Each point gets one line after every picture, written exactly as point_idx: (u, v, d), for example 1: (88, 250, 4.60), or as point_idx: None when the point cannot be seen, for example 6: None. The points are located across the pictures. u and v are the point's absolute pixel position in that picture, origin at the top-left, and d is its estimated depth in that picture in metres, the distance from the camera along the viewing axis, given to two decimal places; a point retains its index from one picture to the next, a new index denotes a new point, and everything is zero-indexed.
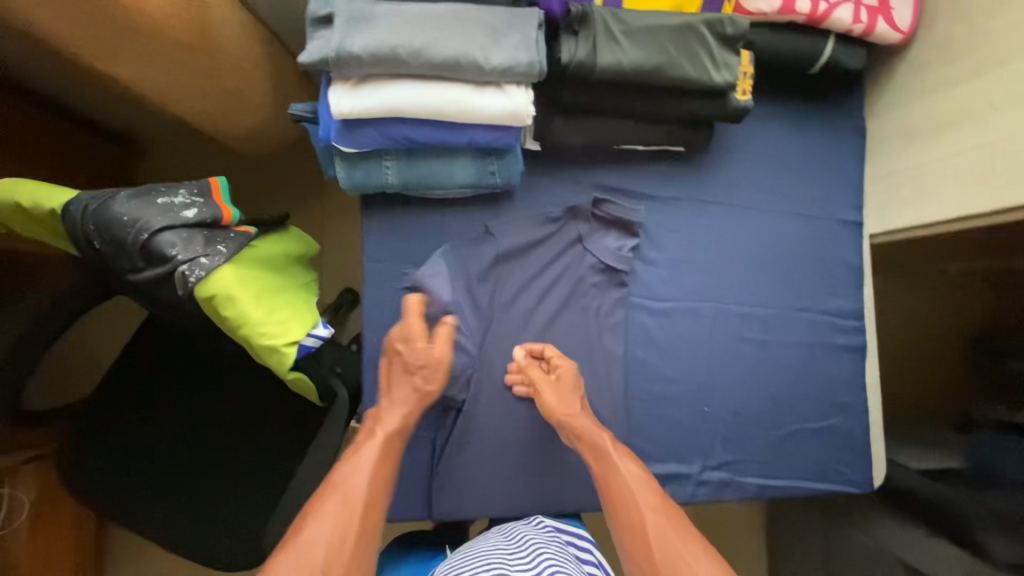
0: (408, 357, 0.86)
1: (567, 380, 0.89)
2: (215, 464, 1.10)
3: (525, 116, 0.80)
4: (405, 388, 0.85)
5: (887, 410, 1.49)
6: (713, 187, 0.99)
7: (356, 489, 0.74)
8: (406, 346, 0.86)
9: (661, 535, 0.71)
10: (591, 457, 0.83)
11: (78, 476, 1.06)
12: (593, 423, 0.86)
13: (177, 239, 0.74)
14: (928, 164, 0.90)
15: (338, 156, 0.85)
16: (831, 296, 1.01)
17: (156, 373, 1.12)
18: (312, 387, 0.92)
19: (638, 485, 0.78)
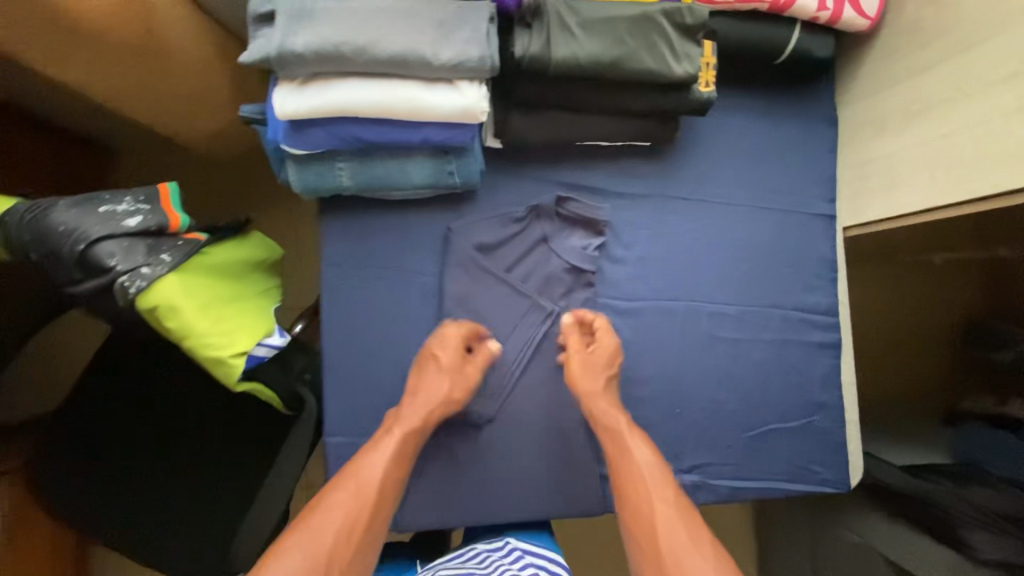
0: (447, 364, 0.84)
1: (600, 355, 0.88)
2: (185, 478, 1.06)
3: (478, 113, 0.77)
4: (433, 390, 0.83)
5: (872, 406, 1.46)
6: (682, 182, 0.97)
7: (370, 485, 0.74)
8: (446, 352, 0.85)
9: (669, 527, 0.69)
10: (608, 442, 0.82)
11: (46, 487, 1.04)
12: (615, 404, 0.85)
13: (118, 248, 0.71)
14: (898, 154, 0.87)
15: (289, 159, 0.83)
16: (805, 292, 0.98)
17: (121, 381, 1.08)
18: (273, 396, 0.89)
19: (652, 474, 0.76)
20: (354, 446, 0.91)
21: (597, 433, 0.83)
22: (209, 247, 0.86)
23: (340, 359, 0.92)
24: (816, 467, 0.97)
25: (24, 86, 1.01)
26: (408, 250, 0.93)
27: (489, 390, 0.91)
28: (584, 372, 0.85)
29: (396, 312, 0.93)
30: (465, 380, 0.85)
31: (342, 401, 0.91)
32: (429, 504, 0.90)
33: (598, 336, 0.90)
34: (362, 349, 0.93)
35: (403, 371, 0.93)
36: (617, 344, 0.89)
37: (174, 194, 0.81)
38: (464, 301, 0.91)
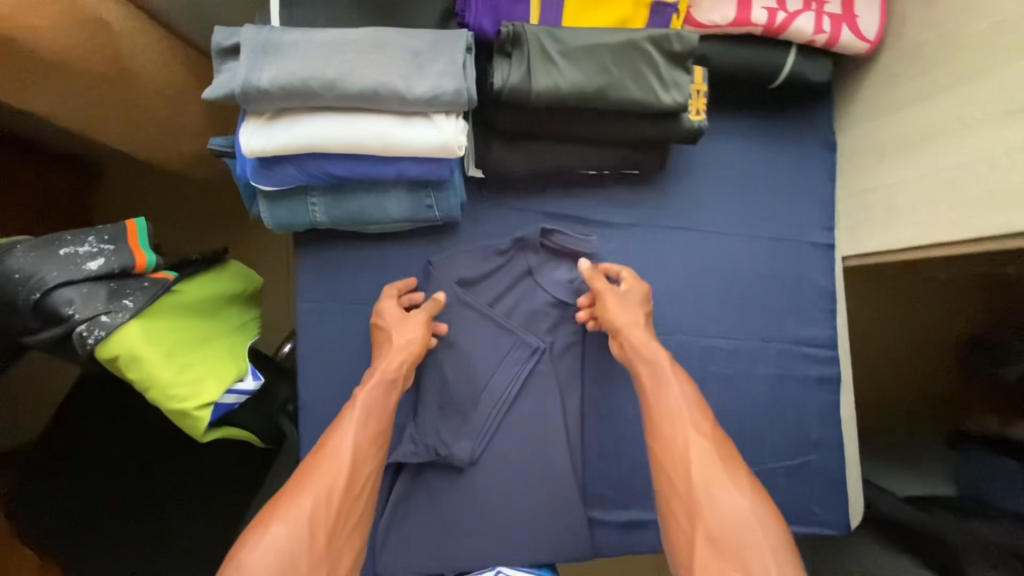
0: (388, 322, 0.82)
1: (632, 296, 0.82)
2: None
3: (456, 148, 0.73)
4: (387, 350, 0.79)
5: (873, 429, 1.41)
6: (673, 210, 0.93)
7: (344, 451, 0.69)
8: (388, 313, 0.82)
9: (704, 464, 0.66)
10: (643, 374, 0.75)
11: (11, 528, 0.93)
12: (647, 337, 0.78)
13: (77, 296, 0.68)
14: (900, 184, 0.83)
15: (260, 194, 0.79)
16: (803, 325, 0.94)
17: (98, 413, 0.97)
18: (249, 433, 0.86)
19: (688, 409, 0.71)
20: None
21: (632, 366, 0.77)
22: (179, 285, 0.82)
23: (318, 398, 0.89)
24: (815, 508, 0.94)
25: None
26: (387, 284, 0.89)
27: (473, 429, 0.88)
28: (619, 307, 0.79)
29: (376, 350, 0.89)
30: (409, 326, 0.81)
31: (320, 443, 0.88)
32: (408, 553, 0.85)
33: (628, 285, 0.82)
34: (340, 387, 0.89)
35: None
36: (647, 286, 0.83)
37: (141, 230, 0.77)
38: (446, 337, 0.88)
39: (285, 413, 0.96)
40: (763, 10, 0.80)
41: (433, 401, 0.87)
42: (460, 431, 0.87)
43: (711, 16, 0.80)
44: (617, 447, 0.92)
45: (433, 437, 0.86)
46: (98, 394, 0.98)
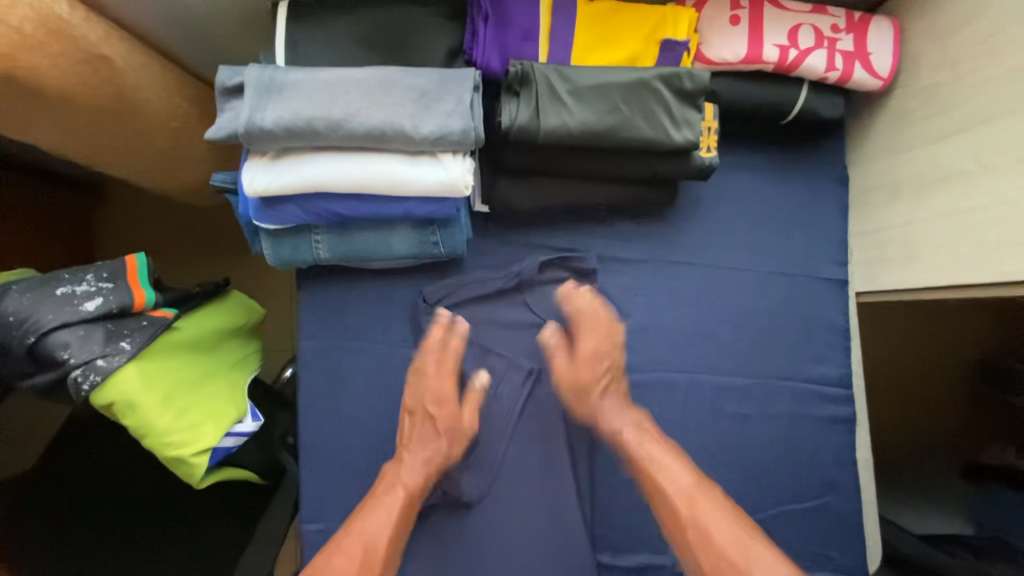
0: (440, 422, 0.80)
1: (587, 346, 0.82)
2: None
3: (463, 187, 0.72)
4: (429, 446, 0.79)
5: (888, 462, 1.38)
6: (682, 244, 0.91)
7: (365, 546, 0.69)
8: (438, 398, 0.80)
9: (704, 533, 0.67)
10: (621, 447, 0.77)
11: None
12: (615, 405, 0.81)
13: (73, 339, 0.66)
14: (916, 222, 0.81)
15: (262, 232, 0.78)
16: (816, 362, 0.92)
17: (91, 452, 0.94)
18: (245, 472, 0.83)
19: (679, 475, 0.72)
20: (330, 534, 0.84)
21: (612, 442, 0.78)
22: (179, 322, 0.81)
23: (317, 437, 0.86)
24: (831, 552, 0.90)
25: None
26: (389, 320, 0.87)
27: (478, 468, 0.86)
28: (573, 369, 0.81)
29: (380, 389, 0.87)
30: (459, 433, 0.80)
31: (318, 484, 0.85)
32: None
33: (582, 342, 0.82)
34: (340, 426, 0.86)
35: (385, 452, 0.86)
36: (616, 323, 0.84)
37: (140, 265, 0.76)
38: None
39: (284, 445, 0.93)
40: (774, 48, 0.79)
41: None
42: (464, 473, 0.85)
43: (721, 53, 0.79)
44: (627, 488, 0.89)
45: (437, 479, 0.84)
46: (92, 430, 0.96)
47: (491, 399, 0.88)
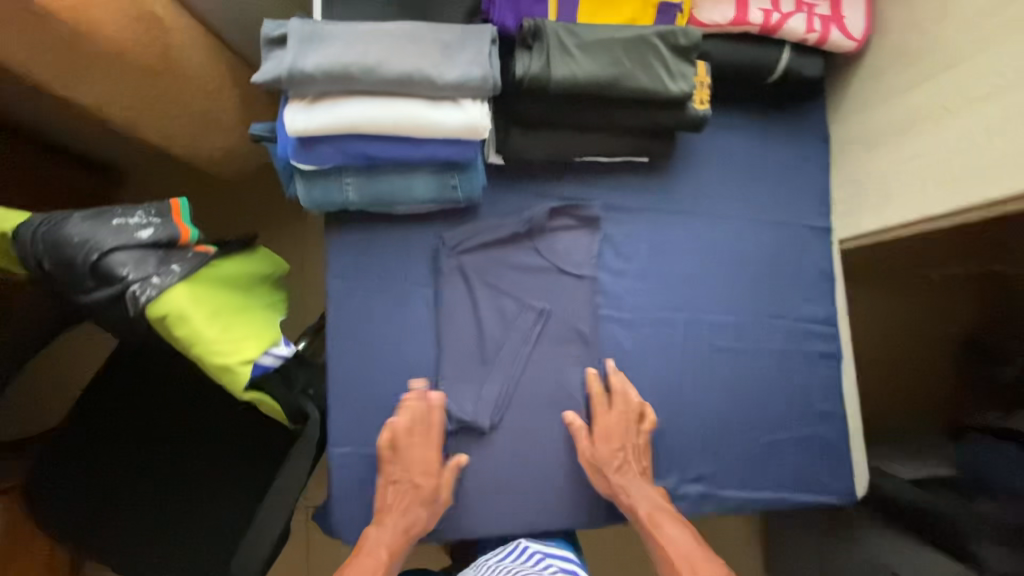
0: (422, 488, 0.86)
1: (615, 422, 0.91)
2: (185, 500, 1.16)
3: (482, 129, 0.80)
4: (411, 511, 0.86)
5: (879, 425, 1.45)
6: (680, 195, 0.99)
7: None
8: (418, 471, 0.87)
9: None
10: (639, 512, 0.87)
11: (64, 499, 1.14)
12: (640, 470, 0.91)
13: (129, 259, 0.73)
14: (890, 168, 0.90)
15: (298, 174, 0.85)
16: (803, 303, 0.99)
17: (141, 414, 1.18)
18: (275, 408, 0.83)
19: (689, 546, 0.84)
20: (359, 458, 0.90)
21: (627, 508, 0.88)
22: (217, 260, 0.87)
23: (343, 370, 0.92)
24: (821, 477, 0.97)
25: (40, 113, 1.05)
26: (410, 262, 0.95)
27: (493, 398, 0.92)
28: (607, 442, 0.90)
29: (403, 325, 0.94)
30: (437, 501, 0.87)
31: (344, 413, 0.91)
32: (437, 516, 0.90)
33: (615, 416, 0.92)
34: (365, 360, 0.93)
35: (407, 384, 0.93)
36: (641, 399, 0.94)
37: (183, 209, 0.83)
38: (459, 307, 0.94)
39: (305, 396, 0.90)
40: (758, 11, 0.88)
41: (452, 373, 0.93)
42: (480, 401, 0.92)
43: (712, 16, 0.88)
44: None
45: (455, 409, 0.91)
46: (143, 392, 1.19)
47: (504, 336, 0.95)
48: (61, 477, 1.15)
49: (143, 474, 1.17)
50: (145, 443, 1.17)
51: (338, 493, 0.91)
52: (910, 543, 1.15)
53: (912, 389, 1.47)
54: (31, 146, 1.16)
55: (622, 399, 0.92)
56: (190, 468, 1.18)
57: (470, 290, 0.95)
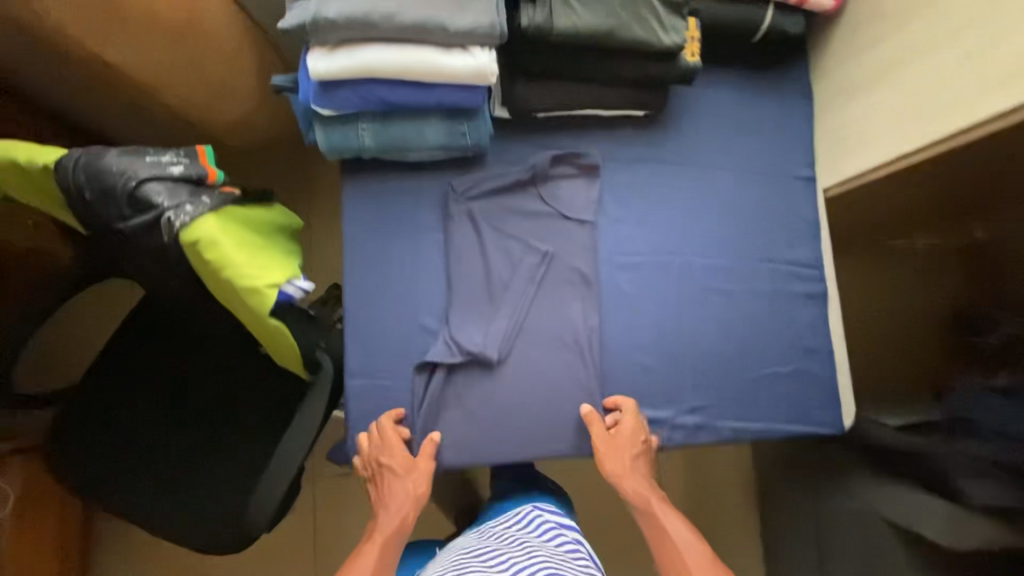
0: (399, 470, 0.93)
1: (625, 433, 0.95)
2: (200, 452, 1.21)
3: (490, 74, 0.86)
4: (397, 493, 0.93)
5: (872, 387, 1.49)
6: (672, 147, 1.06)
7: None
8: (396, 459, 0.93)
9: None
10: (643, 514, 0.94)
11: (77, 459, 1.19)
12: (643, 476, 0.96)
13: (163, 188, 0.79)
14: (871, 114, 0.98)
15: (317, 120, 0.91)
16: (790, 247, 1.06)
17: (155, 375, 1.24)
18: (292, 345, 0.88)
19: (691, 547, 0.87)
20: (374, 388, 0.97)
21: (637, 513, 0.94)
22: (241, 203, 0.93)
23: (360, 308, 0.98)
24: (811, 409, 1.03)
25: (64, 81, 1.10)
26: (421, 208, 1.00)
27: (500, 331, 0.98)
28: (614, 460, 0.94)
29: (414, 267, 1.00)
30: (419, 476, 0.93)
31: (361, 348, 0.97)
32: (446, 444, 0.97)
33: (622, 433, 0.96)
34: (380, 299, 0.99)
35: (419, 322, 0.99)
36: (632, 403, 0.98)
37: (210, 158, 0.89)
38: (466, 248, 1.00)
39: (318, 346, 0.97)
40: None
41: (461, 310, 0.98)
42: (488, 335, 0.97)
43: None
44: (634, 352, 1.01)
45: (465, 343, 0.96)
46: (158, 352, 1.25)
47: (510, 276, 1.00)
48: (75, 439, 1.20)
49: (156, 436, 1.22)
50: (168, 391, 1.24)
51: (354, 423, 0.97)
52: (897, 485, 1.20)
53: (900, 353, 1.52)
54: (59, 114, 1.22)
55: (627, 420, 0.96)
56: (201, 430, 1.23)
57: (478, 232, 1.00)
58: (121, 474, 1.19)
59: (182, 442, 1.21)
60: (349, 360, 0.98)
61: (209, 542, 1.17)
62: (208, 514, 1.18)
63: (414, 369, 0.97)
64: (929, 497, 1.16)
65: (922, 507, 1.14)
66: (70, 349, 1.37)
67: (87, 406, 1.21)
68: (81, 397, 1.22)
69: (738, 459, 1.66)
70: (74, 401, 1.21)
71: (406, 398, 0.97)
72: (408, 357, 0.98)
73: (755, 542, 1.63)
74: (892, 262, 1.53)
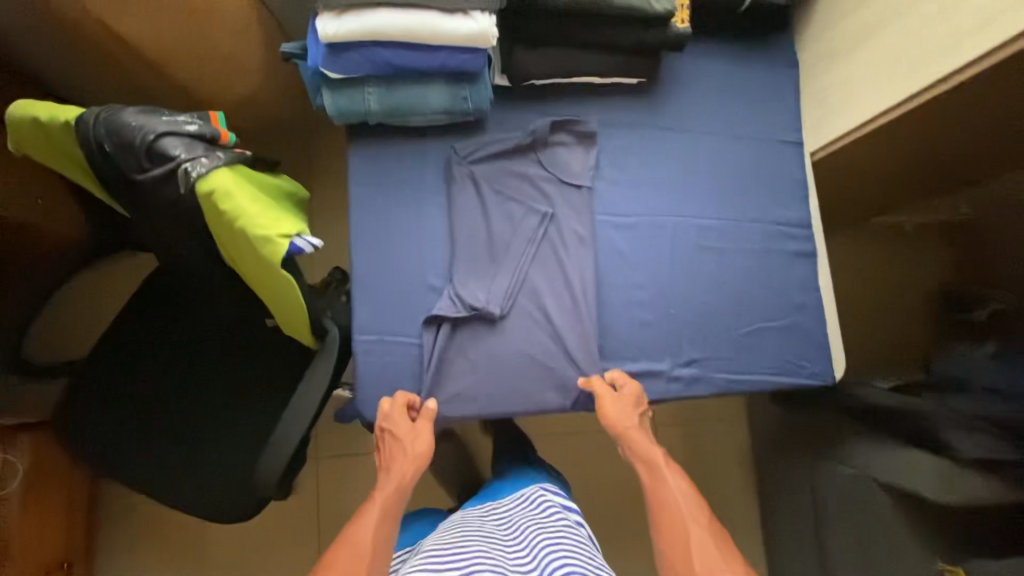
0: (400, 432, 0.96)
1: (628, 394, 0.99)
2: (206, 421, 1.23)
3: (491, 37, 0.90)
4: (398, 455, 0.95)
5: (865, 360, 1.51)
6: (664, 113, 1.10)
7: (363, 543, 0.81)
8: (398, 424, 0.96)
9: (702, 550, 0.81)
10: (644, 471, 0.96)
11: (84, 428, 1.20)
12: (645, 436, 0.99)
13: (180, 142, 0.81)
14: (854, 78, 1.02)
15: (325, 84, 0.95)
16: (779, 208, 1.10)
17: (161, 347, 1.25)
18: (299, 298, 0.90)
19: (687, 502, 0.89)
20: (380, 344, 1.00)
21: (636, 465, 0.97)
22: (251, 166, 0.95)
23: (367, 267, 1.02)
24: (803, 362, 1.07)
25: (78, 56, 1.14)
26: (425, 171, 1.04)
27: (502, 288, 1.01)
28: (619, 417, 0.96)
29: (419, 228, 1.03)
30: (420, 436, 0.96)
31: (369, 305, 1.01)
32: (446, 397, 1.00)
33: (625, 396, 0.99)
34: (386, 259, 1.02)
35: (425, 281, 1.02)
36: (638, 383, 1.01)
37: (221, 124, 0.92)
38: (468, 209, 1.03)
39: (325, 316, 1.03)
40: None
41: (465, 269, 1.02)
42: (490, 292, 1.01)
43: None
44: (631, 309, 1.05)
45: (468, 299, 1.00)
46: (163, 322, 1.26)
47: (511, 236, 1.04)
48: (82, 409, 1.21)
49: (162, 406, 1.23)
50: (181, 362, 1.25)
51: (363, 379, 1.00)
52: (889, 446, 1.21)
53: (890, 325, 1.53)
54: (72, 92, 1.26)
55: (628, 383, 1.00)
56: (206, 399, 1.24)
57: (479, 194, 1.04)
58: (128, 443, 1.21)
59: (189, 411, 1.23)
60: (356, 317, 1.01)
61: (224, 508, 1.19)
62: (222, 480, 1.20)
63: (421, 322, 1.01)
64: (919, 454, 1.17)
65: (911, 464, 1.16)
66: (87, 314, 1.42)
67: (93, 378, 1.23)
68: (86, 368, 1.23)
69: (734, 434, 1.69)
70: (80, 373, 1.23)
71: (411, 354, 1.01)
72: (414, 313, 1.02)
73: (752, 515, 1.66)
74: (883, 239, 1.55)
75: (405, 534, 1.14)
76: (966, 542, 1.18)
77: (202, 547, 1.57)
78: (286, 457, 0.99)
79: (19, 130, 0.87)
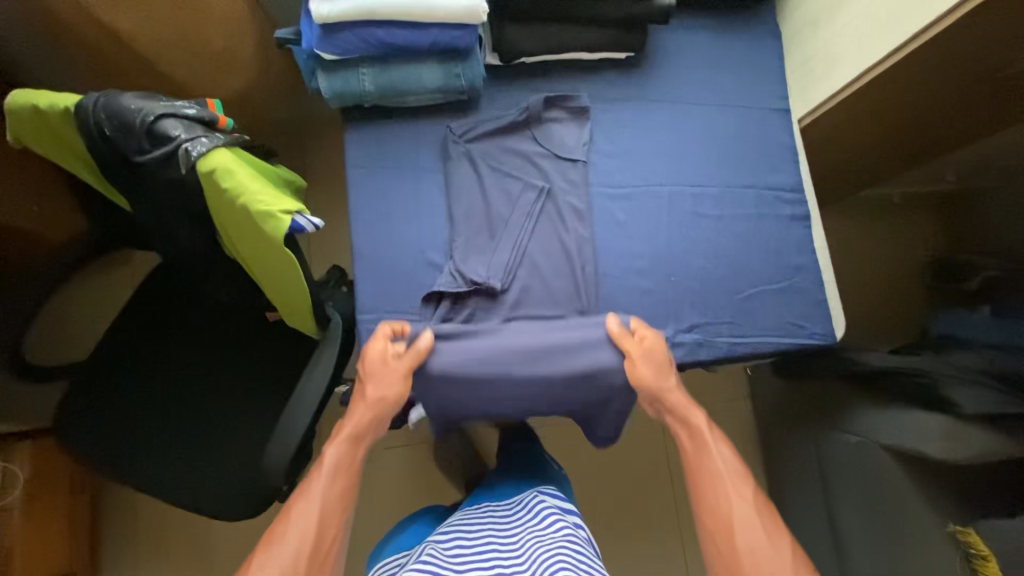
0: (369, 372, 0.92)
1: (656, 349, 0.95)
2: (208, 418, 1.21)
3: (480, 12, 0.91)
4: (365, 398, 0.93)
5: (865, 330, 1.52)
6: (654, 86, 1.12)
7: (314, 506, 0.84)
8: (368, 370, 0.92)
9: (745, 527, 0.84)
10: (685, 438, 0.95)
11: (78, 431, 1.17)
12: (685, 398, 0.97)
13: (180, 123, 0.81)
14: (834, 40, 1.06)
15: (321, 67, 0.98)
16: (772, 173, 1.12)
17: (162, 343, 1.24)
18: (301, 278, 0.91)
19: (730, 468, 0.90)
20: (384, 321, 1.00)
21: (676, 428, 0.97)
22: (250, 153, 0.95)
23: (369, 245, 1.02)
24: (803, 323, 1.08)
25: (70, 52, 1.14)
26: (422, 150, 1.06)
27: (501, 262, 1.02)
28: (655, 375, 0.93)
29: (417, 206, 1.04)
30: (388, 377, 0.91)
31: (371, 285, 1.02)
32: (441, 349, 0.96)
33: (656, 354, 0.95)
34: (385, 238, 1.03)
35: (426, 257, 1.03)
36: (659, 334, 0.97)
37: (218, 111, 0.91)
38: (463, 184, 1.04)
39: (328, 306, 1.05)
40: None
41: (462, 246, 1.02)
42: (489, 267, 1.02)
43: None
44: (631, 276, 1.06)
45: (470, 275, 1.00)
46: (163, 318, 1.25)
47: (507, 211, 1.05)
48: (77, 412, 1.18)
49: (161, 405, 1.21)
50: (183, 359, 1.24)
51: None
52: (893, 408, 1.18)
53: (886, 295, 1.55)
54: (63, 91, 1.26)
55: (653, 337, 0.95)
56: (207, 396, 1.23)
57: (475, 169, 1.05)
58: (127, 445, 1.18)
59: (190, 409, 1.22)
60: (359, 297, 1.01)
61: (229, 506, 1.16)
62: (225, 477, 1.18)
63: (421, 301, 1.02)
64: (925, 414, 1.14)
65: (918, 425, 1.13)
66: (87, 312, 1.44)
67: (90, 378, 1.20)
68: (83, 368, 1.20)
69: (739, 414, 1.69)
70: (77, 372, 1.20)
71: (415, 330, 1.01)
72: (417, 289, 1.02)
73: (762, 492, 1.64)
74: (873, 209, 1.59)
75: (405, 532, 1.08)
76: (987, 496, 1.16)
77: (207, 553, 1.53)
78: (291, 442, 0.98)
79: (18, 120, 0.87)
